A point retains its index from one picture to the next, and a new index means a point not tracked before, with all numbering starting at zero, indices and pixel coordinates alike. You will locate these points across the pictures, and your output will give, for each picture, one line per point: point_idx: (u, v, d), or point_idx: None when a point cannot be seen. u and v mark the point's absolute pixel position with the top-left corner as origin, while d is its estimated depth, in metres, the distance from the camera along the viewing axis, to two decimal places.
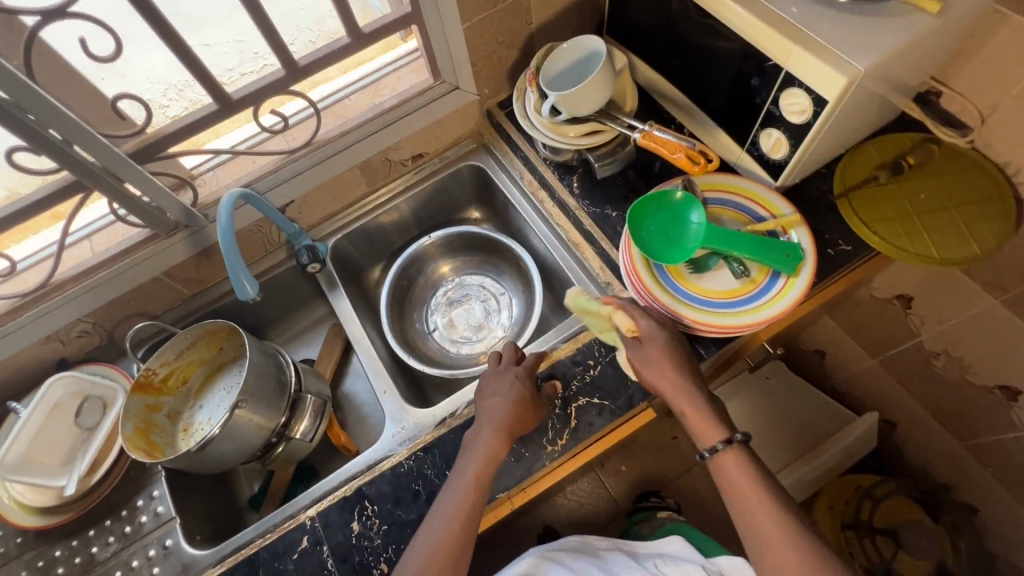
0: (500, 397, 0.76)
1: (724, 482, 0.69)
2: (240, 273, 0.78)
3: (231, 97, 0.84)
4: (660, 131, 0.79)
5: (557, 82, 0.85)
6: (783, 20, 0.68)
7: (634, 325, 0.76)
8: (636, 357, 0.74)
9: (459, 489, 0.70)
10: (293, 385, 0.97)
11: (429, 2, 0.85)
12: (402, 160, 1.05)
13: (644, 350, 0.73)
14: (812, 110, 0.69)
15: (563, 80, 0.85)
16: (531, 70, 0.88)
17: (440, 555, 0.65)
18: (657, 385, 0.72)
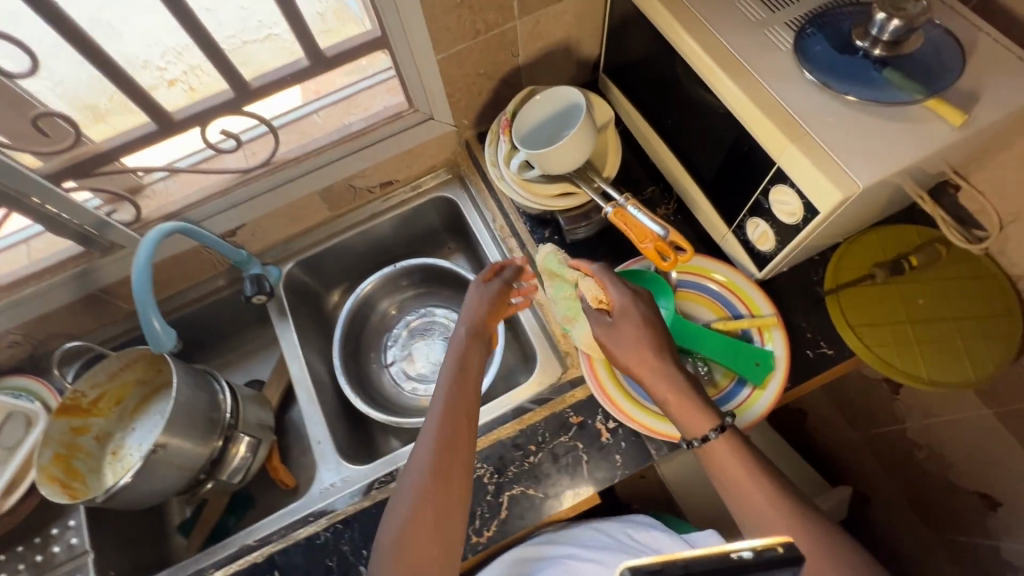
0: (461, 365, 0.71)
1: (718, 470, 0.63)
2: (149, 311, 0.71)
3: (173, 117, 0.81)
4: (634, 209, 0.70)
5: (532, 135, 0.77)
6: (783, 110, 0.59)
7: (597, 291, 0.72)
8: (604, 330, 0.69)
9: (427, 461, 0.64)
10: (228, 419, 0.90)
11: (398, 31, 0.76)
12: (368, 186, 0.98)
13: (616, 326, 0.68)
14: (802, 215, 0.61)
15: (539, 133, 0.77)
16: (506, 116, 0.80)
17: (423, 525, 0.60)
18: (630, 368, 0.67)
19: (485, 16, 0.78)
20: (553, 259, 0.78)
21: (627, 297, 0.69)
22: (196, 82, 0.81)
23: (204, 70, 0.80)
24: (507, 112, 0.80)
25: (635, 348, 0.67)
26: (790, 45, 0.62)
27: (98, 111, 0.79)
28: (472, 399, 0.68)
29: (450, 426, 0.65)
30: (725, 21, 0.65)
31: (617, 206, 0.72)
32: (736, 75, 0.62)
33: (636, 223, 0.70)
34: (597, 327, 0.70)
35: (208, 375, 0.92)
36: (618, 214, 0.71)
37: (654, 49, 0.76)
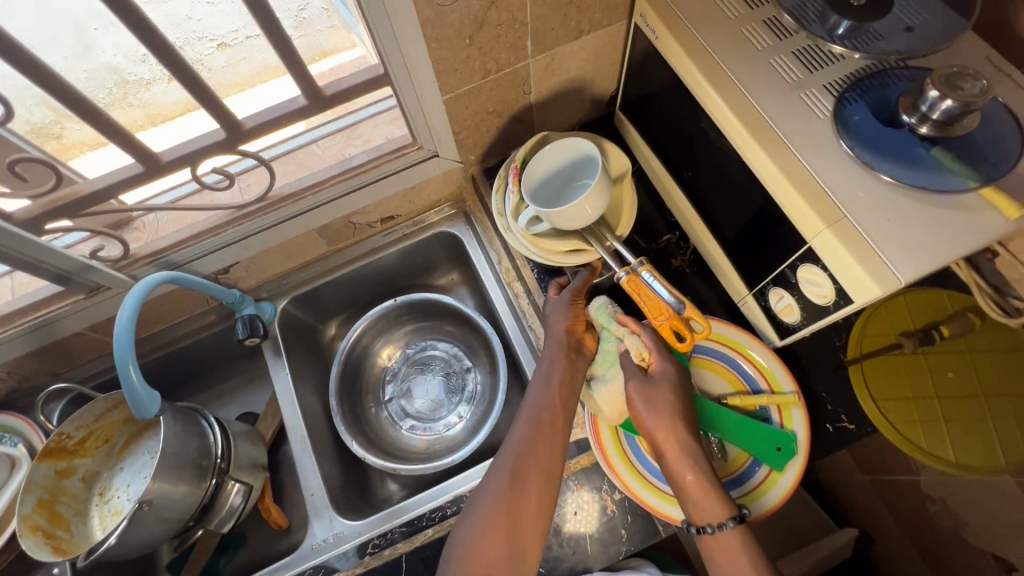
0: (545, 379, 0.69)
1: (719, 561, 0.60)
2: (127, 359, 0.65)
3: (161, 159, 0.77)
4: (647, 276, 0.65)
5: (543, 187, 0.73)
6: (819, 190, 0.55)
7: (638, 354, 0.68)
8: (639, 386, 0.65)
9: (496, 481, 0.62)
10: (219, 463, 0.87)
11: (402, 72, 0.70)
12: (369, 222, 0.94)
13: (652, 387, 0.65)
14: (834, 298, 0.57)
15: (550, 186, 0.73)
16: (516, 164, 0.76)
17: (483, 550, 0.58)
18: (657, 438, 0.63)
19: (497, 56, 0.72)
20: (604, 311, 0.72)
21: (672, 364, 0.67)
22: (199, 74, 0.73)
23: (208, 63, 0.72)
24: (517, 159, 0.76)
25: (667, 417, 0.63)
26: (828, 112, 0.57)
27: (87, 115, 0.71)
28: (561, 404, 0.67)
29: (526, 457, 0.63)
30: (759, 81, 0.59)
31: (630, 272, 0.68)
32: (769, 144, 0.57)
33: (651, 295, 0.66)
34: (634, 384, 0.66)
35: (196, 413, 0.88)
36: (634, 282, 0.67)
37: (677, 99, 0.71)
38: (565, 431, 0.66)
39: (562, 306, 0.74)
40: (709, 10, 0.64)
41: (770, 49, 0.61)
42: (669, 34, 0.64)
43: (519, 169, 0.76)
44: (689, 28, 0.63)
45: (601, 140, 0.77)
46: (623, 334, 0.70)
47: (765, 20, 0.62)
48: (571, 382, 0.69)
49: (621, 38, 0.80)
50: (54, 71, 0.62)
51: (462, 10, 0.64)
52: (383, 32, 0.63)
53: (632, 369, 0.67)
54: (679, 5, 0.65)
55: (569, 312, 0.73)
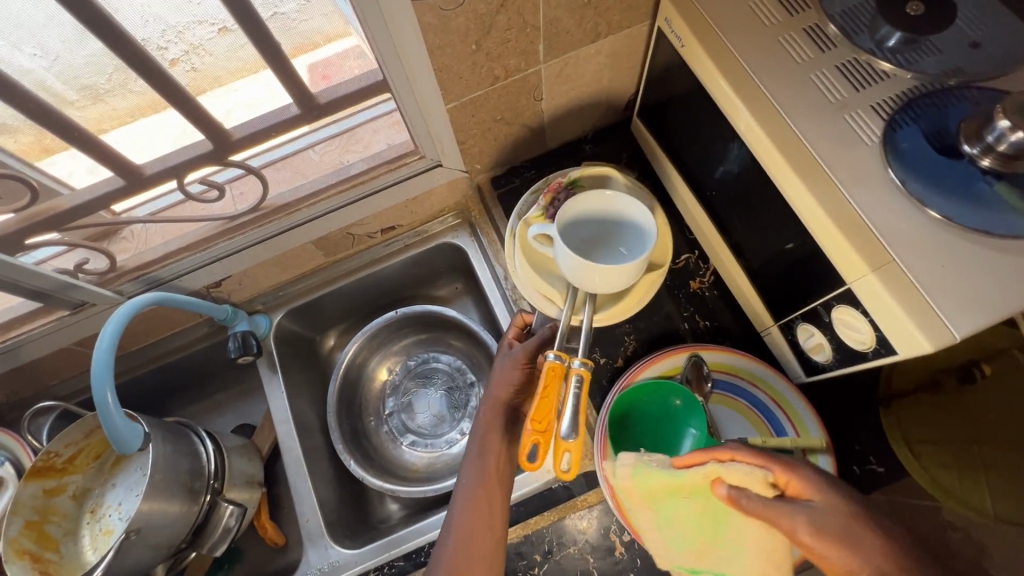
0: (481, 454, 0.65)
1: None
2: (104, 384, 0.60)
3: (143, 172, 0.74)
4: (577, 381, 0.54)
5: (583, 222, 0.64)
6: (863, 227, 0.49)
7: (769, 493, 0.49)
8: (812, 522, 0.47)
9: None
10: (212, 483, 0.84)
11: (401, 81, 0.64)
12: (368, 233, 0.89)
13: (822, 514, 0.47)
14: (874, 346, 0.51)
15: (591, 225, 0.63)
16: (564, 179, 0.71)
17: None
18: None
19: (504, 61, 0.66)
20: (643, 470, 0.56)
21: (810, 478, 0.49)
22: (199, 61, 0.65)
23: (210, 48, 0.64)
24: (569, 176, 0.71)
25: (873, 557, 0.45)
26: (877, 138, 0.51)
27: (88, 101, 0.65)
28: (498, 482, 0.64)
29: (463, 548, 0.59)
30: (798, 101, 0.53)
31: (559, 360, 0.56)
32: (809, 174, 0.51)
33: (554, 397, 0.54)
34: (804, 532, 0.47)
35: (186, 428, 0.85)
36: (554, 372, 0.55)
37: (703, 113, 0.65)
38: (504, 509, 0.63)
39: (505, 365, 0.69)
40: (744, 17, 0.57)
41: (812, 63, 0.54)
42: (698, 43, 0.58)
43: (561, 188, 0.71)
44: (720, 36, 0.57)
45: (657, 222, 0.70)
46: (716, 468, 0.51)
47: (807, 28, 0.56)
48: (510, 456, 0.66)
49: (642, 40, 0.73)
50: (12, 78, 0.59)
51: (468, 14, 0.58)
52: (378, 38, 0.57)
53: (778, 510, 0.48)
54: (710, 10, 0.58)
55: (509, 376, 0.68)
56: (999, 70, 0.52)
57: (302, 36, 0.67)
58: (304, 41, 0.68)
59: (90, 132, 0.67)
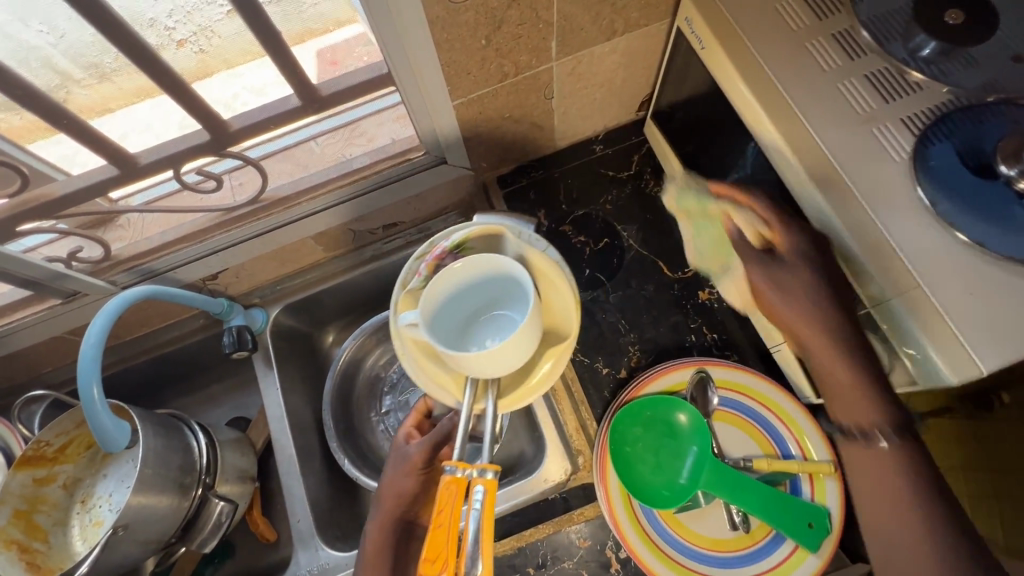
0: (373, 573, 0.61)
1: None
2: (91, 373, 0.58)
3: (138, 161, 0.71)
4: (478, 492, 0.42)
5: (452, 302, 0.52)
6: (889, 249, 0.46)
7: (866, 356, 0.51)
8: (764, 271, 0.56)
9: None
10: (203, 479, 0.82)
11: (407, 76, 0.61)
12: (370, 229, 0.87)
13: (772, 263, 0.56)
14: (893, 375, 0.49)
15: (462, 302, 0.52)
16: (444, 245, 0.56)
17: None
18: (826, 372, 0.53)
19: (515, 58, 0.63)
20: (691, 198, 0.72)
21: (796, 228, 0.54)
22: (207, 43, 0.66)
23: (217, 30, 0.65)
24: (450, 239, 0.56)
25: (805, 299, 0.53)
26: (906, 154, 0.48)
27: (95, 79, 0.66)
28: None
29: None
30: (825, 111, 0.50)
31: (456, 468, 0.44)
32: (832, 191, 0.48)
33: (452, 523, 0.42)
34: (758, 279, 0.56)
35: (178, 421, 0.84)
36: (453, 484, 0.43)
37: (721, 120, 0.62)
38: None
39: (400, 469, 0.63)
40: (770, 20, 0.54)
41: (841, 71, 0.51)
42: (719, 45, 0.55)
43: (443, 256, 0.55)
44: (744, 40, 0.54)
45: (558, 271, 0.55)
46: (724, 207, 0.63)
47: (835, 33, 0.53)
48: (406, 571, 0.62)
49: (660, 39, 0.70)
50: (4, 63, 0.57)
51: (477, 7, 0.55)
52: (383, 30, 0.54)
53: (769, 263, 0.56)
54: (734, 10, 0.55)
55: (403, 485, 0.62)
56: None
57: (308, 21, 0.67)
58: (307, 27, 0.68)
59: (86, 123, 0.65)
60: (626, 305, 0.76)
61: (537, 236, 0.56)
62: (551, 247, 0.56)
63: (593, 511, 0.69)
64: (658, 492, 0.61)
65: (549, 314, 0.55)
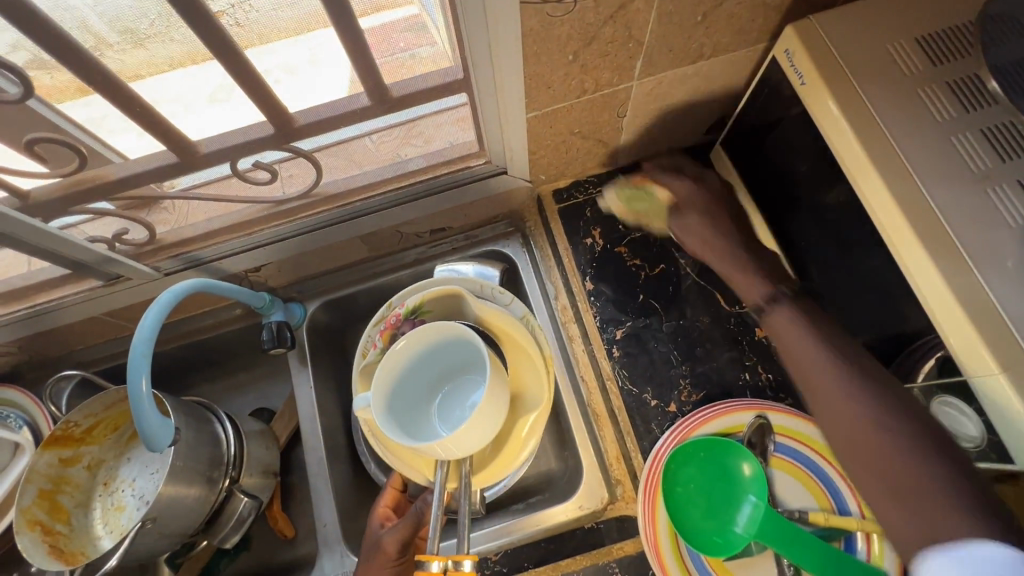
0: None
1: None
2: (140, 368, 0.57)
3: (199, 150, 0.69)
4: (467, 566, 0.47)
5: (413, 375, 0.65)
6: (995, 317, 0.43)
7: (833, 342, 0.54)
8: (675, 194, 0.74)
9: None
10: (229, 474, 0.80)
11: (487, 85, 0.59)
12: (418, 232, 0.84)
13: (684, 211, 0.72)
14: (987, 449, 0.46)
15: (426, 370, 0.66)
16: (401, 311, 0.72)
17: None
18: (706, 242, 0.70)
19: (598, 75, 0.61)
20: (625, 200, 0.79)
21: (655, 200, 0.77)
22: (244, 16, 0.57)
23: (256, 5, 0.56)
24: (407, 306, 0.72)
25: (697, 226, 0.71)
26: (1022, 220, 0.45)
27: (130, 45, 0.57)
28: None
29: None
30: (934, 165, 0.48)
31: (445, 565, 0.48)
32: (940, 251, 0.46)
33: None
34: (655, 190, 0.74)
35: (204, 408, 0.82)
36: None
37: (807, 159, 0.60)
38: None
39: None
40: (878, 61, 0.52)
41: (953, 123, 0.49)
42: (824, 83, 0.52)
43: (401, 321, 0.71)
44: (849, 80, 0.52)
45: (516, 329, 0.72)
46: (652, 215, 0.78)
47: (950, 82, 0.50)
48: None
49: (746, 64, 0.67)
50: (70, 38, 0.54)
51: (574, 22, 0.52)
52: (474, 39, 0.52)
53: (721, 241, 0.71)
54: (842, 50, 0.53)
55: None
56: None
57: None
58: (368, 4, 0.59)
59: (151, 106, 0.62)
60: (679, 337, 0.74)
61: (500, 291, 0.75)
62: (512, 303, 0.74)
63: (633, 545, 0.66)
64: (709, 539, 0.59)
65: (519, 381, 0.72)
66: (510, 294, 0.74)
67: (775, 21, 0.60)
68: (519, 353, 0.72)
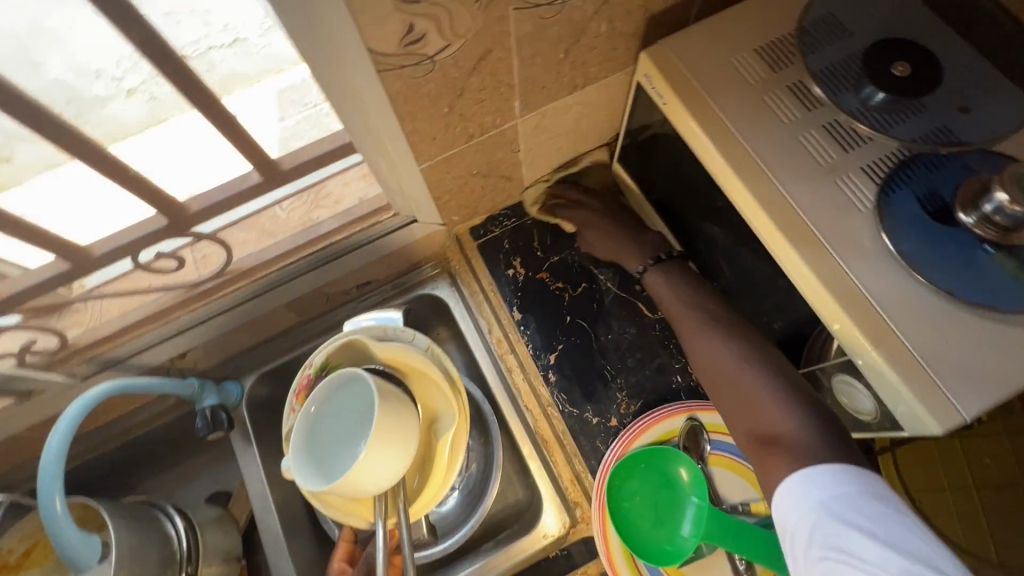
0: None
1: None
2: (53, 488, 0.60)
3: (92, 253, 0.71)
4: None
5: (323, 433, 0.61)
6: (860, 299, 0.47)
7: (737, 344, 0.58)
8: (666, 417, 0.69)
9: None
10: (185, 569, 0.75)
11: (372, 145, 0.60)
12: (342, 290, 0.84)
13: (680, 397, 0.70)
14: (879, 419, 0.50)
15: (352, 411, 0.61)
16: (310, 368, 0.67)
17: None
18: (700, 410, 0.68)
19: (480, 119, 0.63)
20: (605, 385, 0.74)
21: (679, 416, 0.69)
22: (156, 91, 0.69)
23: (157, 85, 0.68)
24: (314, 364, 0.67)
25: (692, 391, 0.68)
26: (869, 205, 0.49)
27: None
28: None
29: None
30: (789, 166, 0.51)
31: None
32: (804, 244, 0.49)
33: None
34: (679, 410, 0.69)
35: (151, 507, 0.77)
36: None
37: (687, 170, 0.63)
38: None
39: None
40: (726, 75, 0.56)
41: (799, 123, 0.53)
42: (680, 102, 0.55)
43: (312, 379, 0.67)
44: (703, 95, 0.55)
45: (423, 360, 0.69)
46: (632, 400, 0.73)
47: (790, 85, 0.54)
48: None
49: (621, 86, 0.70)
50: None
51: (439, 78, 0.54)
52: (345, 108, 0.54)
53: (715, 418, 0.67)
54: (693, 68, 0.56)
55: None
56: (996, 130, 0.50)
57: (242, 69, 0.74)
58: (229, 83, 0.75)
59: (22, 219, 0.62)
60: (610, 350, 0.76)
61: (401, 329, 0.71)
62: (416, 337, 0.71)
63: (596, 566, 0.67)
64: (659, 548, 0.62)
65: (429, 400, 0.69)
66: (412, 329, 0.71)
67: (635, 47, 0.64)
68: (426, 381, 0.69)
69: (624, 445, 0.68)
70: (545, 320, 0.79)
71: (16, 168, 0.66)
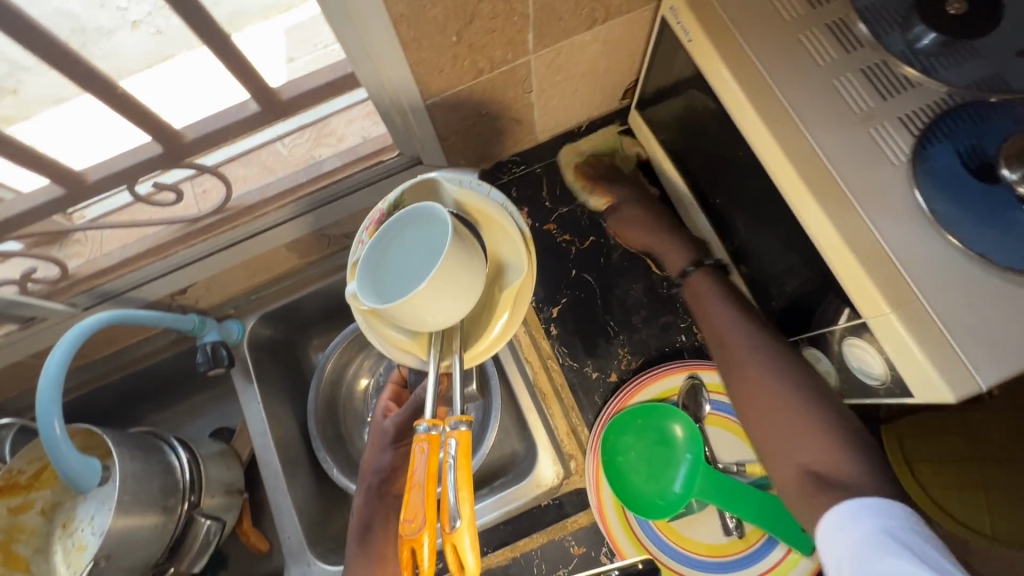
0: None
1: None
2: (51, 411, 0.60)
3: (87, 179, 0.68)
4: (454, 448, 0.39)
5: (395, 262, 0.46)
6: (882, 258, 0.44)
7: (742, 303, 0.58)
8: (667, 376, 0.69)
9: None
10: (187, 498, 0.77)
11: (374, 76, 0.57)
12: (344, 233, 0.82)
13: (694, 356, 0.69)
14: (887, 384, 0.48)
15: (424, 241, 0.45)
16: (384, 206, 0.51)
17: None
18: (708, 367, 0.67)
19: (489, 52, 0.59)
20: (609, 340, 0.73)
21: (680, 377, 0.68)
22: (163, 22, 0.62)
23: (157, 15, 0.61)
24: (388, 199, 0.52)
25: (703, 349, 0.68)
26: (902, 159, 0.46)
27: None
28: None
29: None
30: (819, 114, 0.47)
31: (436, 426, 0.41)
32: (827, 198, 0.46)
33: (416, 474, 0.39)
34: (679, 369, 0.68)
35: (155, 437, 0.78)
36: (426, 439, 0.40)
37: (708, 117, 0.59)
38: None
39: None
40: (759, 10, 0.51)
41: (835, 65, 0.48)
42: (705, 40, 0.51)
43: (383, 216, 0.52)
44: (732, 32, 0.50)
45: (501, 215, 0.52)
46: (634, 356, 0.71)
47: (830, 23, 0.50)
48: None
49: (644, 25, 0.65)
50: None
51: (446, 2, 0.50)
52: (345, 34, 0.50)
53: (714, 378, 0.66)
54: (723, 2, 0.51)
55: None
56: None
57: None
58: (240, 18, 0.67)
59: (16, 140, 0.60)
60: (616, 305, 0.74)
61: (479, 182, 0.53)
62: (493, 191, 0.53)
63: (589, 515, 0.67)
64: (650, 502, 0.63)
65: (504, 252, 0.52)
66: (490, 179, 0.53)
67: None
68: (500, 234, 0.52)
69: (625, 401, 0.68)
70: (550, 273, 0.77)
71: (25, 100, 0.63)
